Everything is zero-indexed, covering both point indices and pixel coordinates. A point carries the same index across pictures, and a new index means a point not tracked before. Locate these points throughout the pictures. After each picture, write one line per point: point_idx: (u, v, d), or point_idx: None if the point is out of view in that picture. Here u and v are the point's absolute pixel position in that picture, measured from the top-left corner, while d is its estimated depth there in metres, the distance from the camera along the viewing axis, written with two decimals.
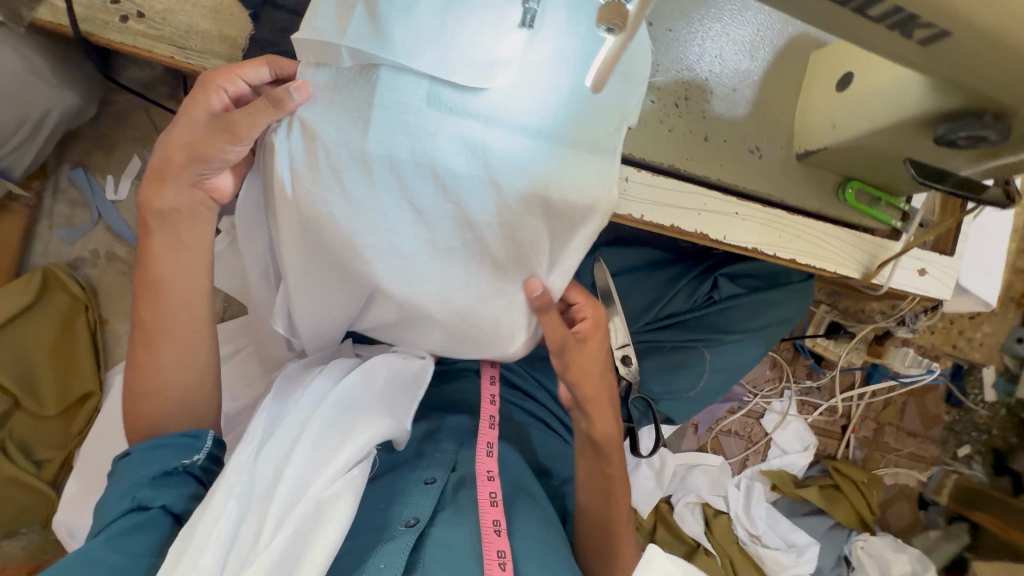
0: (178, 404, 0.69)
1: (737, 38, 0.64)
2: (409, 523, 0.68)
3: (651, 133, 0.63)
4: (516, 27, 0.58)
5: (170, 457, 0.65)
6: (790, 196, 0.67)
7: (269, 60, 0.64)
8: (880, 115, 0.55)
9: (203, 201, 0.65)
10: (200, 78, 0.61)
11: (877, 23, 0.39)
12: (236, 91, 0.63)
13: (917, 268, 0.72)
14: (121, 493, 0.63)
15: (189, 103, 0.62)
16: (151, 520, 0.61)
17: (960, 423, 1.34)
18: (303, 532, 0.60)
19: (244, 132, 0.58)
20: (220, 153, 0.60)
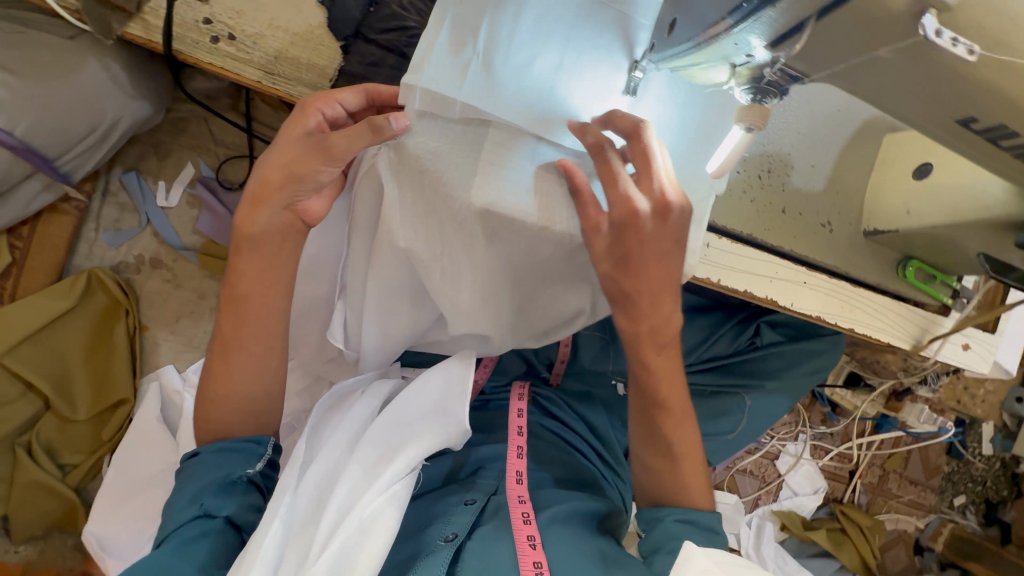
0: (246, 424, 0.66)
1: (818, 116, 0.67)
2: (448, 538, 0.69)
3: (733, 202, 0.66)
4: (620, 93, 0.60)
5: (236, 464, 0.63)
6: (855, 269, 0.70)
7: (367, 84, 0.60)
8: (961, 210, 0.58)
9: (292, 222, 0.62)
10: (299, 101, 0.58)
11: (1001, 150, 0.41)
12: (334, 115, 0.60)
13: (962, 343, 0.77)
14: (187, 500, 0.60)
15: (285, 126, 0.59)
16: (214, 529, 0.59)
17: (958, 474, 1.39)
18: (347, 552, 0.58)
19: (340, 154, 0.57)
20: (313, 173, 0.59)
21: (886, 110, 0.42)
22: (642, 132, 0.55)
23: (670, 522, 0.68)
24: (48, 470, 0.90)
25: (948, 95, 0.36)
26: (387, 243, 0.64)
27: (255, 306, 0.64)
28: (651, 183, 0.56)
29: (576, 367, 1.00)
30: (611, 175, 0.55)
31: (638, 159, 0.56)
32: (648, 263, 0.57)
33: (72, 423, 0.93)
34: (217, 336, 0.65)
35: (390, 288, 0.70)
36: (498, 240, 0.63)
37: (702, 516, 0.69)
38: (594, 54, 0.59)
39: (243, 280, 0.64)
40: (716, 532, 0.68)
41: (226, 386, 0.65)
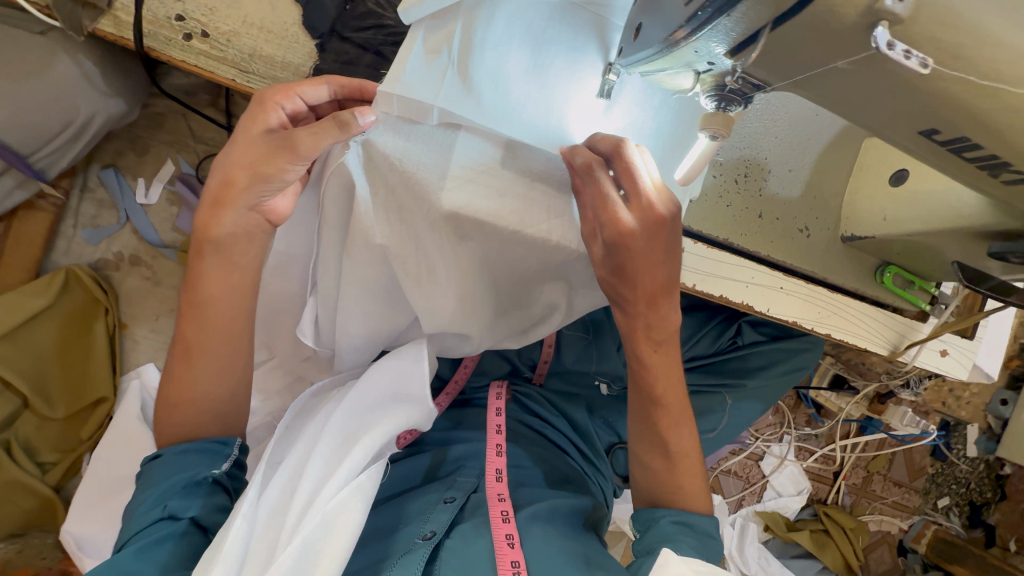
0: (213, 426, 0.67)
1: (798, 120, 0.67)
2: (426, 536, 0.69)
3: (710, 207, 0.65)
4: (594, 96, 0.59)
5: (200, 465, 0.63)
6: (833, 275, 0.69)
7: (329, 76, 0.59)
8: (931, 218, 0.58)
9: (258, 223, 0.62)
10: (257, 94, 0.57)
11: (965, 162, 0.40)
12: (295, 109, 0.59)
13: (940, 348, 0.77)
14: (150, 502, 0.60)
15: (245, 120, 0.58)
16: (181, 531, 0.59)
17: (942, 476, 1.39)
18: (312, 545, 0.58)
19: (306, 150, 0.56)
20: (279, 173, 0.58)
21: (846, 117, 0.41)
22: (624, 151, 0.54)
23: (667, 522, 0.66)
24: (28, 468, 0.90)
25: (908, 107, 0.36)
26: (359, 243, 0.64)
27: (224, 311, 0.64)
28: (640, 200, 0.53)
29: (559, 367, 0.99)
30: (601, 196, 0.53)
31: (624, 177, 0.54)
32: (643, 273, 0.56)
33: (51, 422, 0.93)
34: (183, 333, 0.64)
35: (362, 290, 0.69)
36: (469, 245, 0.63)
37: (696, 519, 0.67)
38: (566, 55, 0.58)
39: (214, 279, 0.63)
40: (710, 537, 0.67)
41: (201, 388, 0.65)
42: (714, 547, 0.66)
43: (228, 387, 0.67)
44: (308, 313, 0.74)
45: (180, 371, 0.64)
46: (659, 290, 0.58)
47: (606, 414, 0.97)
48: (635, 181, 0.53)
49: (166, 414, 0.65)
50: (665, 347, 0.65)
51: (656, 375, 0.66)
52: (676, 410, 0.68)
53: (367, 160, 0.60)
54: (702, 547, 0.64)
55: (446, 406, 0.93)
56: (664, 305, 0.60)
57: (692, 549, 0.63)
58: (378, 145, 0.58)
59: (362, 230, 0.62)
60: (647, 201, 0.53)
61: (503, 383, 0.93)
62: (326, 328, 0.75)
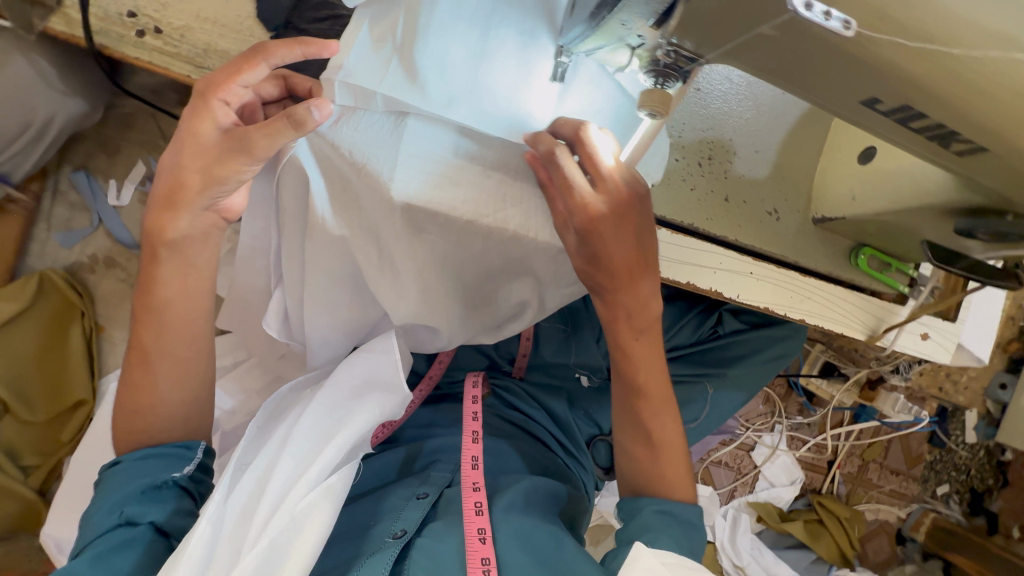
0: (176, 431, 0.64)
1: (763, 100, 0.65)
2: (396, 535, 0.66)
3: (673, 191, 0.63)
4: (547, 80, 0.58)
5: (159, 470, 0.60)
6: (805, 258, 0.67)
7: (259, 49, 0.54)
8: (900, 196, 0.56)
9: (215, 222, 0.61)
10: (198, 90, 0.54)
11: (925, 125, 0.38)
12: (238, 99, 0.56)
13: (920, 332, 0.75)
14: (107, 510, 0.57)
15: (187, 121, 0.54)
16: (140, 537, 0.57)
17: (941, 463, 1.36)
18: (278, 549, 0.55)
19: (262, 153, 0.54)
20: (235, 174, 0.56)
21: (793, 92, 0.42)
22: (584, 135, 0.52)
23: (649, 512, 0.62)
24: (9, 471, 0.90)
25: (842, 71, 0.36)
26: (317, 236, 0.62)
27: (182, 313, 0.62)
28: (606, 184, 0.52)
29: (538, 360, 0.94)
30: (563, 181, 0.52)
31: (586, 163, 0.52)
32: (617, 259, 0.54)
33: (31, 426, 0.93)
34: (139, 336, 0.62)
35: (323, 287, 0.67)
36: (428, 238, 0.62)
37: (680, 508, 0.63)
38: (517, 38, 0.56)
39: (168, 279, 0.61)
40: (694, 528, 0.62)
41: (162, 393, 0.63)
42: (697, 538, 0.62)
43: (191, 392, 0.65)
44: (274, 311, 0.71)
45: (138, 375, 0.62)
46: (629, 275, 0.56)
47: (587, 406, 0.93)
48: (597, 165, 0.52)
49: (125, 420, 0.63)
50: (648, 334, 0.62)
51: (632, 362, 0.63)
52: (656, 392, 0.64)
53: (319, 152, 0.59)
54: (685, 538, 0.60)
55: (422, 402, 0.91)
56: (632, 286, 0.56)
57: (674, 540, 0.58)
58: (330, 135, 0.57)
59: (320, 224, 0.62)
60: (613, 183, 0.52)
61: (480, 371, 0.89)
62: (294, 324, 0.72)
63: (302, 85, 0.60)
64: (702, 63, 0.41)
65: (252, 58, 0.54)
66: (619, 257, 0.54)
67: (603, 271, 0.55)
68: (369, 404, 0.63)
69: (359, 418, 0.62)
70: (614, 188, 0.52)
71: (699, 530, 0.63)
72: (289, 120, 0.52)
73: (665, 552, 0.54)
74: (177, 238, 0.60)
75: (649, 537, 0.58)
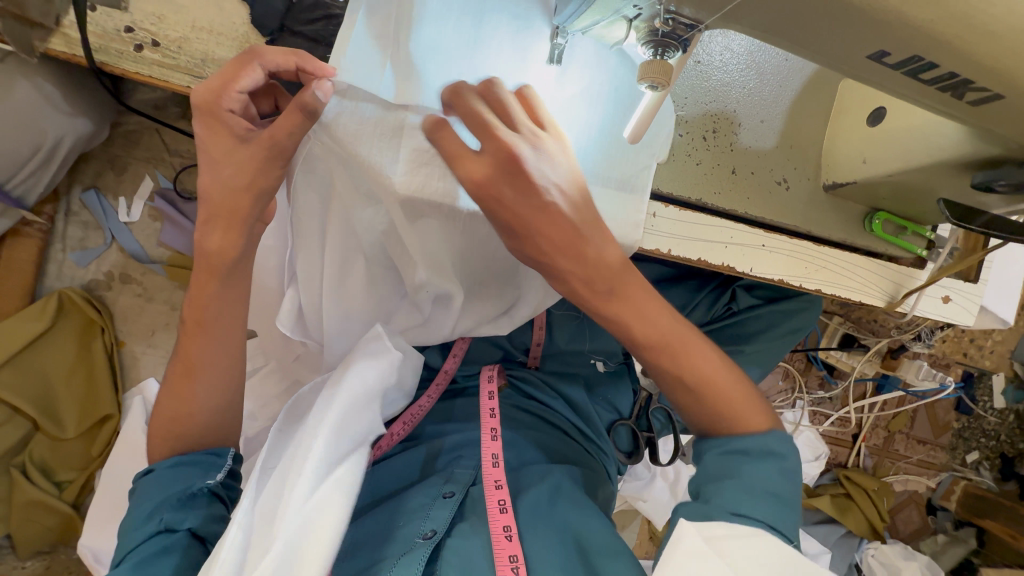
0: (210, 440, 0.63)
1: (764, 68, 0.64)
2: (426, 535, 0.65)
3: (678, 167, 0.62)
4: (544, 63, 0.57)
5: (195, 478, 0.59)
6: (817, 228, 0.67)
7: (253, 52, 0.50)
8: (914, 155, 0.55)
9: (260, 231, 0.58)
10: (196, 105, 0.50)
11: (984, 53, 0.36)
12: (241, 104, 0.52)
13: (941, 295, 0.75)
14: (144, 516, 0.56)
15: (201, 139, 0.51)
16: (177, 545, 0.56)
17: (970, 430, 1.35)
18: (293, 547, 0.52)
19: (285, 143, 0.51)
20: (270, 181, 0.53)
21: (778, 44, 0.41)
22: (461, 91, 0.51)
23: (712, 456, 0.57)
24: (44, 487, 0.93)
25: (828, 23, 0.37)
26: (331, 233, 0.64)
27: (212, 323, 0.59)
28: (494, 145, 0.48)
29: (553, 349, 0.91)
30: (453, 150, 0.50)
31: (470, 121, 0.50)
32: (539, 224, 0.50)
33: (63, 442, 0.95)
34: (182, 351, 0.60)
35: (339, 287, 0.68)
36: (426, 222, 0.62)
37: (752, 443, 0.56)
38: (510, 24, 0.56)
39: (217, 297, 0.58)
40: (773, 455, 0.56)
41: (199, 407, 0.61)
42: (781, 464, 0.56)
43: (230, 403, 0.63)
44: (287, 313, 0.70)
45: (179, 388, 0.60)
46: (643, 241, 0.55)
47: (605, 392, 0.92)
48: (478, 134, 0.49)
49: (159, 434, 0.61)
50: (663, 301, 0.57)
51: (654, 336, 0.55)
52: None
53: (322, 148, 0.57)
54: (756, 476, 0.54)
55: (439, 397, 0.87)
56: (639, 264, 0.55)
57: (740, 485, 0.54)
58: (331, 125, 0.55)
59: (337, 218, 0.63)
60: (500, 142, 0.48)
61: (495, 363, 0.87)
62: (309, 323, 0.72)
63: (291, 74, 0.52)
64: (701, 29, 0.41)
65: (244, 61, 0.50)
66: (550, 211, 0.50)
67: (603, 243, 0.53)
68: (348, 383, 0.62)
69: (343, 398, 0.61)
70: (502, 152, 0.48)
71: (783, 454, 0.57)
72: (303, 114, 0.50)
73: (713, 524, 0.51)
74: (238, 258, 0.57)
75: (716, 488, 0.55)
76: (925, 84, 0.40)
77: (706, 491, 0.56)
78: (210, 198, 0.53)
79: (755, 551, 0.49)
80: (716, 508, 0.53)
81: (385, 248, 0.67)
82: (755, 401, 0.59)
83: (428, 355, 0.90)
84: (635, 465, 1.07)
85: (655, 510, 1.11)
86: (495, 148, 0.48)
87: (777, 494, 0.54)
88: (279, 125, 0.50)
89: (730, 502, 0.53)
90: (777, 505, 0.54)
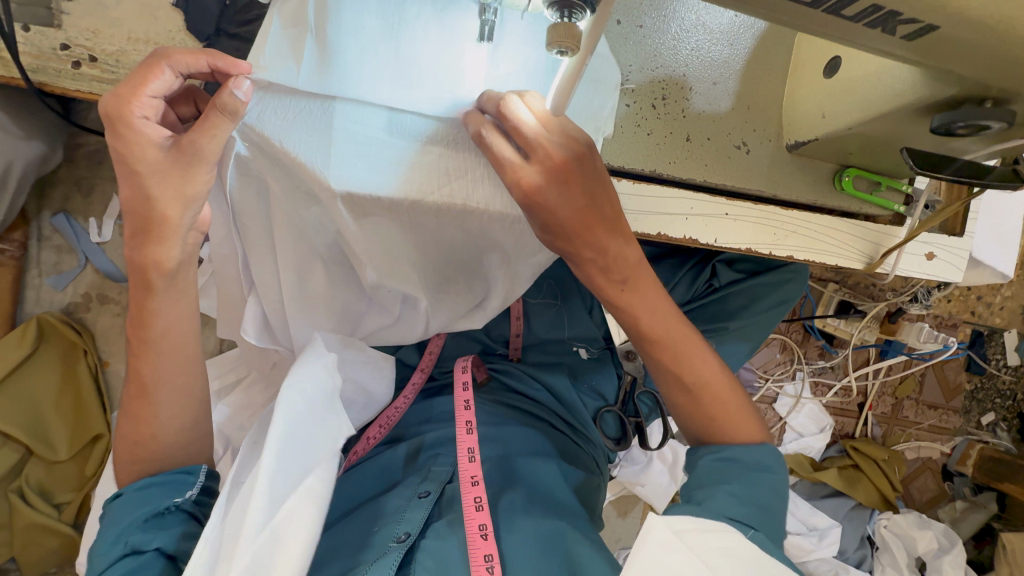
0: (171, 457, 0.62)
1: (713, 28, 0.61)
2: (400, 539, 0.64)
3: (628, 139, 0.59)
4: (475, 42, 0.55)
5: (162, 497, 0.59)
6: (782, 189, 0.63)
7: (162, 55, 0.49)
8: (874, 103, 0.51)
9: (198, 240, 0.57)
10: (103, 114, 0.47)
11: None
12: (155, 110, 0.50)
13: (925, 252, 0.71)
14: (110, 540, 0.56)
15: (114, 151, 0.49)
16: (146, 566, 0.55)
17: (983, 391, 1.29)
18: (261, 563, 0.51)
19: (205, 148, 0.50)
20: (197, 188, 0.52)
21: None
22: (507, 106, 0.48)
23: (707, 462, 0.57)
24: (43, 510, 0.94)
25: None
26: (279, 235, 0.63)
27: (159, 339, 0.58)
28: (536, 152, 0.48)
29: (533, 339, 0.88)
30: (501, 154, 0.49)
31: (514, 134, 0.48)
32: (575, 223, 0.50)
33: (57, 464, 0.96)
34: (134, 371, 0.59)
35: (295, 289, 0.67)
36: (374, 220, 0.61)
37: (745, 452, 0.57)
38: (433, 5, 0.54)
39: (161, 310, 0.57)
40: (768, 470, 0.57)
41: (154, 425, 0.60)
42: (772, 480, 0.57)
43: (191, 419, 0.62)
44: (254, 325, 0.69)
45: (135, 407, 0.59)
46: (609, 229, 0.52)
47: (590, 379, 0.86)
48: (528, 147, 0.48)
49: (119, 456, 0.61)
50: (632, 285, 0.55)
51: (632, 315, 0.57)
52: (689, 321, 0.59)
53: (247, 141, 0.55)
54: (747, 484, 0.55)
55: (416, 396, 0.86)
56: (619, 242, 0.53)
57: (733, 493, 0.54)
58: (256, 126, 0.54)
59: (281, 219, 0.62)
60: (546, 156, 0.47)
61: (471, 355, 0.85)
62: (273, 330, 0.71)
63: (204, 75, 0.50)
64: None
65: (151, 64, 0.49)
66: (563, 215, 0.49)
67: (585, 220, 0.50)
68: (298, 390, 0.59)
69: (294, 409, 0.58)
70: (551, 166, 0.48)
71: (773, 470, 0.57)
72: (222, 115, 0.48)
73: (681, 518, 0.50)
74: (175, 269, 0.56)
75: (715, 488, 0.54)
76: (852, 23, 0.38)
77: (698, 493, 0.55)
78: (139, 214, 0.52)
79: (732, 545, 0.49)
80: (708, 510, 0.52)
81: (340, 248, 0.66)
82: (743, 412, 0.60)
83: (403, 353, 0.88)
84: (630, 449, 1.05)
85: (654, 495, 1.09)
86: (540, 156, 0.48)
87: (768, 509, 0.55)
88: (198, 131, 0.49)
89: (720, 506, 0.53)
90: (766, 519, 0.54)
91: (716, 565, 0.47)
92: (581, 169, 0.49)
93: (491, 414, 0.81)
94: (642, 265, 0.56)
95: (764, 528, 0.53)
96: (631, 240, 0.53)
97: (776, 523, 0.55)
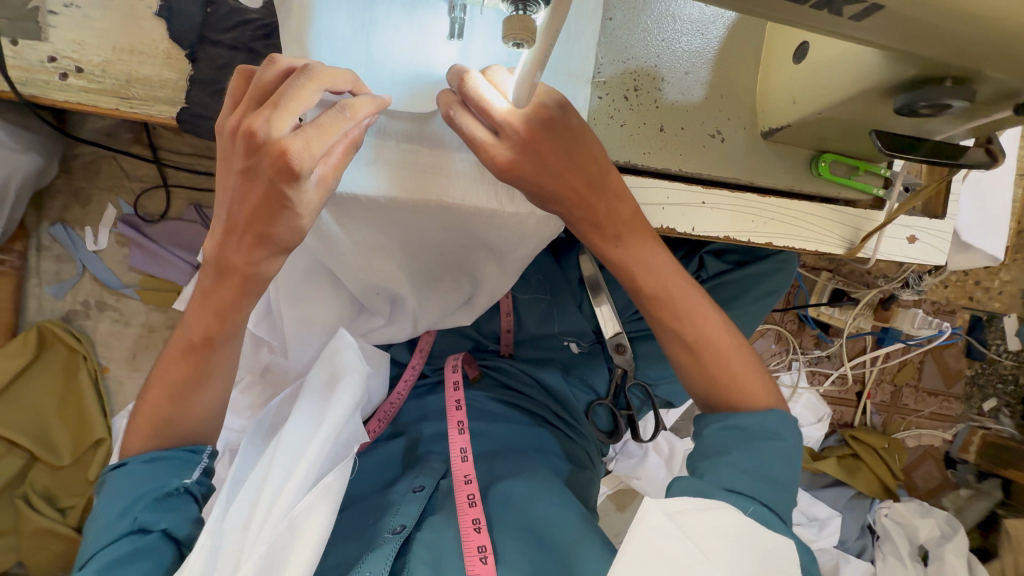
0: None
1: (684, 19, 0.61)
2: (396, 530, 0.64)
3: (602, 131, 0.60)
4: (445, 39, 0.56)
5: (169, 476, 0.58)
6: (761, 176, 0.64)
7: None
8: (841, 86, 0.52)
9: None
10: None
11: None
12: None
13: (907, 235, 0.71)
14: (115, 515, 0.55)
15: None
16: (150, 546, 0.55)
17: (983, 377, 1.27)
18: (278, 552, 0.52)
19: None
20: None
21: None
22: (467, 81, 0.49)
23: (713, 430, 0.58)
24: (48, 514, 0.96)
25: None
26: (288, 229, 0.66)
27: None
28: (505, 130, 0.50)
29: (525, 334, 0.87)
30: (475, 138, 0.51)
31: (481, 111, 0.50)
32: (557, 186, 0.53)
33: (61, 469, 0.98)
34: None
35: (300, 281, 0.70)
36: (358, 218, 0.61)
37: (747, 419, 0.57)
38: (404, 4, 0.55)
39: None
40: (776, 437, 0.57)
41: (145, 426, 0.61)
42: (781, 447, 0.56)
43: None
44: (256, 312, 0.77)
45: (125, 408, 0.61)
46: (591, 190, 0.54)
47: (582, 372, 0.86)
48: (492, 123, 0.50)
49: None
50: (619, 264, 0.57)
51: None
52: (677, 309, 0.59)
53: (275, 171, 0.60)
54: (750, 453, 0.55)
55: (409, 394, 0.86)
56: (608, 198, 0.56)
57: (736, 464, 0.54)
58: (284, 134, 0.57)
59: None
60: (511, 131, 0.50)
61: (464, 352, 0.86)
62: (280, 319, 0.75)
63: None
64: None
65: None
66: (540, 179, 0.52)
67: (565, 188, 0.54)
68: (342, 393, 0.62)
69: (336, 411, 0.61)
70: (531, 131, 0.50)
71: (780, 437, 0.57)
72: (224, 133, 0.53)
73: (675, 500, 0.50)
74: None
75: (719, 459, 0.55)
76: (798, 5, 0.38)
77: (702, 468, 0.56)
78: None
79: (723, 525, 0.49)
80: (712, 483, 0.53)
81: None
82: (749, 368, 0.60)
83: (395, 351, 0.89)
84: (626, 442, 1.05)
85: (651, 487, 1.09)
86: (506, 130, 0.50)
87: (773, 480, 0.55)
88: None
89: (722, 477, 0.53)
90: (770, 491, 0.54)
91: (709, 549, 0.47)
92: (552, 134, 0.51)
93: (482, 410, 0.82)
94: (634, 235, 0.58)
95: (768, 502, 0.54)
96: (622, 196, 0.56)
97: (784, 496, 0.55)
